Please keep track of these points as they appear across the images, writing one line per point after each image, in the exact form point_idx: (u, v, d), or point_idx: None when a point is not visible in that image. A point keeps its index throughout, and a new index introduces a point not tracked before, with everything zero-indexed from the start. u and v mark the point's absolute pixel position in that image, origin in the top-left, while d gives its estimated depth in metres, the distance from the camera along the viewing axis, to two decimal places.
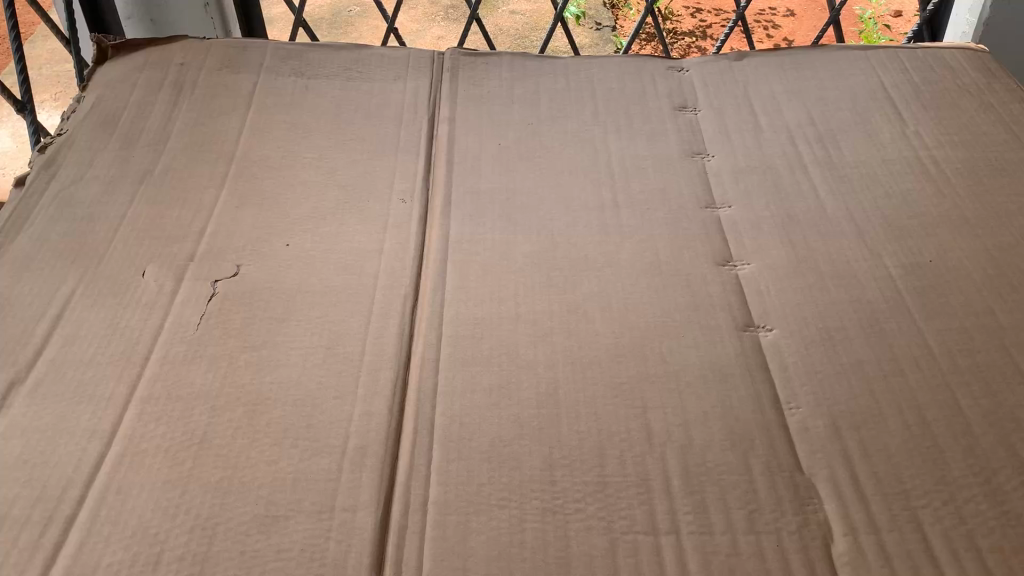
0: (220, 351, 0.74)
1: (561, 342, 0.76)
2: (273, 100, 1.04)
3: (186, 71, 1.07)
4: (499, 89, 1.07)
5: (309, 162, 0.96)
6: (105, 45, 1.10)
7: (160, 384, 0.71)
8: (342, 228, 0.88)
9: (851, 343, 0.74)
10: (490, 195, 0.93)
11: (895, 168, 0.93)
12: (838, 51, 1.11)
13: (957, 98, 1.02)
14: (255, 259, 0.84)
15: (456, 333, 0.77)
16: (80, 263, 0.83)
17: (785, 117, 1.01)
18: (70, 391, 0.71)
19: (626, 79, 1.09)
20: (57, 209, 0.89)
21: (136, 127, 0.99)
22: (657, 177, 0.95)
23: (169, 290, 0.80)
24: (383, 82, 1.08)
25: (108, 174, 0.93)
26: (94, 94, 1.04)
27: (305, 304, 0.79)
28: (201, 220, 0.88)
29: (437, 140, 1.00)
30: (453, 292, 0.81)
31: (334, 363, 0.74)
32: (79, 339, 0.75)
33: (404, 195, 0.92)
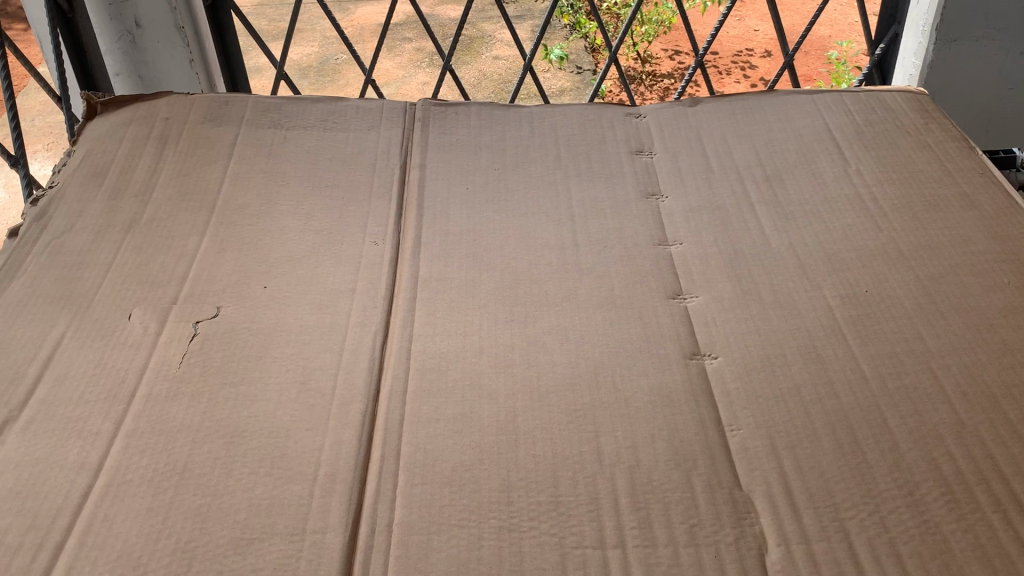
0: (201, 387, 0.79)
1: (521, 373, 0.81)
2: (253, 150, 1.10)
3: (171, 124, 1.14)
4: (467, 136, 1.13)
5: (287, 209, 1.02)
6: (95, 101, 1.16)
7: (144, 419, 0.76)
8: (317, 270, 0.94)
9: (790, 369, 0.80)
10: (457, 237, 0.98)
11: (836, 204, 0.99)
12: (786, 95, 1.18)
13: (896, 138, 1.09)
14: (235, 301, 0.89)
15: (422, 366, 0.82)
16: (70, 308, 0.88)
17: (735, 159, 1.08)
18: (61, 428, 0.76)
19: (587, 126, 1.16)
20: (49, 257, 0.94)
21: (123, 179, 1.05)
22: (615, 217, 1.00)
23: (154, 331, 0.85)
24: (358, 132, 1.14)
25: (97, 223, 0.99)
26: (83, 148, 1.10)
27: (282, 342, 0.85)
28: (184, 265, 0.94)
29: (408, 185, 1.06)
30: (420, 328, 0.86)
31: (307, 397, 0.79)
32: (69, 379, 0.80)
33: (376, 238, 0.98)
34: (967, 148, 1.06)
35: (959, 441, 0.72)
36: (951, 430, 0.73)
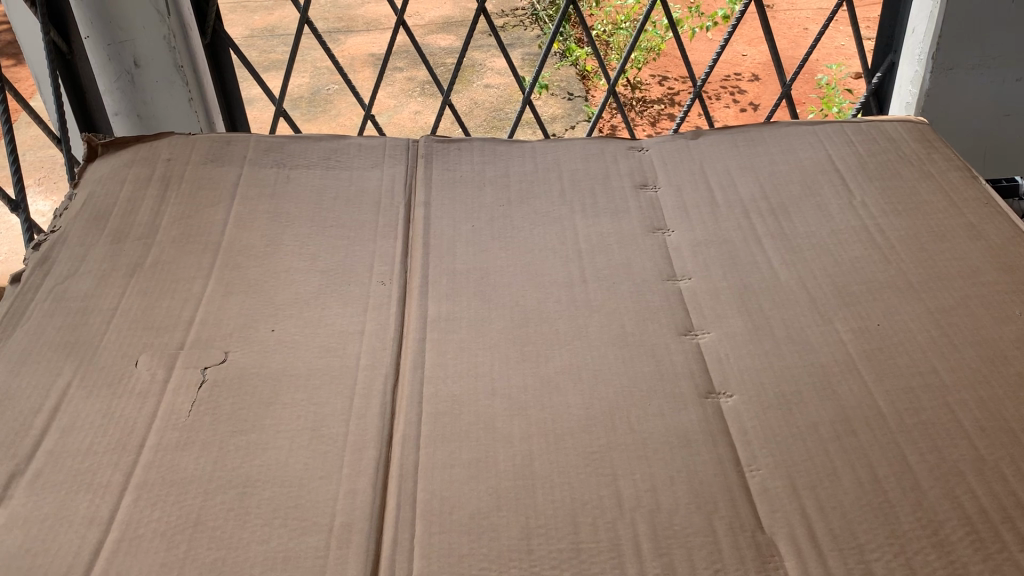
0: (211, 435, 0.78)
1: (536, 414, 0.80)
2: (256, 191, 1.10)
3: (173, 165, 1.13)
4: (471, 173, 1.13)
5: (292, 250, 1.01)
6: (96, 143, 1.16)
7: (155, 470, 0.75)
8: (324, 312, 0.93)
9: (807, 406, 0.79)
10: (465, 275, 0.98)
11: (843, 237, 0.99)
12: (788, 127, 1.18)
13: (899, 168, 1.09)
14: (242, 346, 0.88)
15: (435, 409, 0.81)
16: (75, 355, 0.87)
17: (740, 191, 1.08)
18: (69, 481, 0.74)
19: (590, 160, 1.16)
20: (52, 304, 0.93)
21: (126, 222, 1.04)
22: (622, 252, 1.00)
23: (161, 378, 0.84)
24: (361, 170, 1.14)
25: (101, 268, 0.98)
26: (85, 191, 1.09)
27: (292, 387, 0.84)
28: (190, 309, 0.93)
29: (413, 223, 1.05)
30: (431, 370, 0.85)
31: (320, 443, 0.78)
32: (76, 430, 0.79)
33: (383, 278, 0.97)
34: (970, 178, 1.07)
35: (980, 478, 0.72)
36: (972, 467, 0.73)
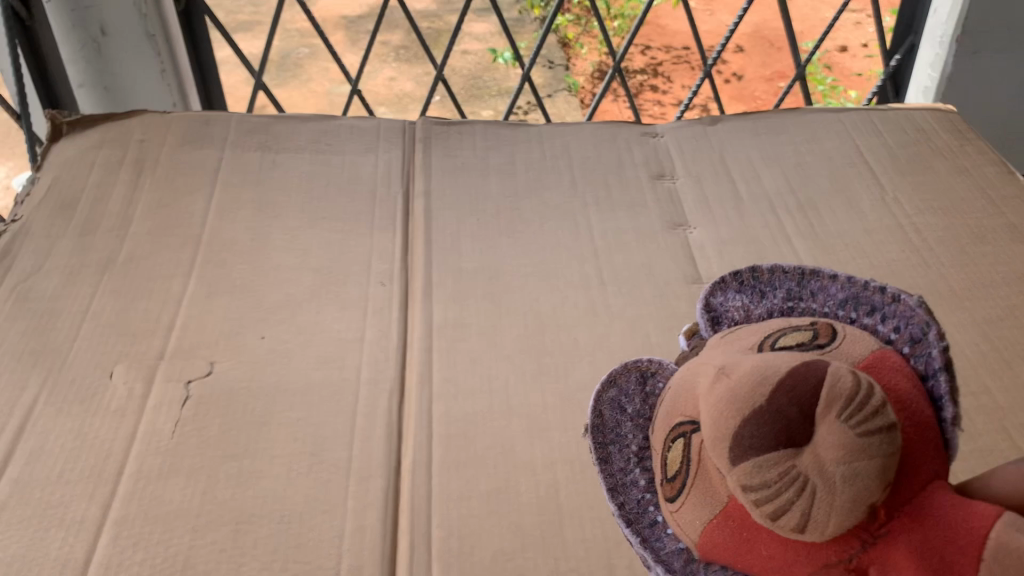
0: (199, 462, 0.70)
1: (558, 438, 0.73)
2: (240, 178, 1.00)
3: (147, 148, 1.03)
4: (473, 159, 1.05)
5: (282, 246, 0.93)
6: (61, 121, 1.05)
7: (135, 504, 0.67)
8: (320, 317, 0.85)
9: None
10: (472, 275, 0.90)
11: (878, 237, 0.93)
12: (811, 113, 1.11)
13: (932, 162, 1.02)
14: (230, 355, 0.80)
15: (447, 432, 0.73)
16: (42, 366, 0.78)
17: (764, 185, 1.00)
18: (38, 516, 0.66)
19: (602, 147, 1.08)
20: (15, 305, 0.84)
21: (95, 212, 0.95)
22: (641, 251, 0.93)
23: (140, 394, 0.76)
24: (354, 155, 1.05)
25: (68, 264, 0.88)
26: (49, 175, 0.99)
27: (288, 404, 0.75)
28: (170, 312, 0.84)
29: (414, 215, 0.97)
30: (440, 385, 0.78)
31: (321, 472, 0.70)
32: (44, 455, 0.70)
33: (383, 277, 0.89)
34: (1008, 173, 1.00)
35: None
36: None
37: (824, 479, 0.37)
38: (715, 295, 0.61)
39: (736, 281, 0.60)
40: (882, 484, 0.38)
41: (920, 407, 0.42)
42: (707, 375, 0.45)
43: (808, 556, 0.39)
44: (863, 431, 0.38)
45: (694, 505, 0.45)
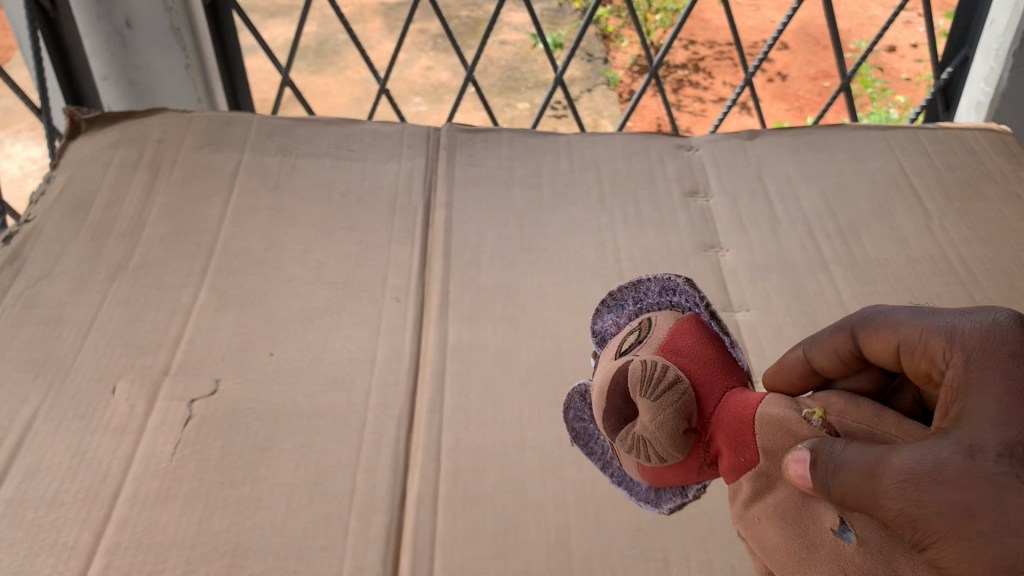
0: (197, 488, 0.67)
1: (572, 477, 0.69)
2: (258, 183, 0.98)
3: (164, 149, 1.01)
4: (498, 169, 1.01)
5: (297, 256, 0.90)
6: (79, 118, 1.03)
7: (129, 530, 0.64)
8: (331, 334, 0.82)
9: None
10: (491, 293, 0.86)
11: (921, 267, 0.88)
12: (854, 131, 1.06)
13: (982, 187, 0.97)
14: (237, 373, 0.77)
15: (456, 465, 0.70)
16: (43, 377, 0.76)
17: (802, 207, 0.96)
18: (28, 540, 0.63)
19: (633, 160, 1.03)
20: (21, 312, 0.82)
21: (109, 215, 0.93)
22: (670, 273, 0.88)
23: (142, 411, 0.73)
24: (376, 162, 1.02)
25: (78, 270, 0.86)
26: (64, 175, 0.97)
27: (293, 428, 0.73)
28: (178, 324, 0.82)
29: (434, 227, 0.93)
30: (451, 413, 0.74)
31: (322, 504, 0.67)
32: (39, 473, 0.68)
33: (398, 293, 0.86)
34: None
35: None
36: None
37: (648, 433, 0.59)
38: (596, 322, 0.75)
39: (606, 305, 0.74)
40: (683, 415, 0.57)
41: (702, 356, 0.61)
42: (612, 390, 0.64)
43: (682, 473, 0.60)
44: (657, 395, 0.58)
45: (628, 467, 0.64)
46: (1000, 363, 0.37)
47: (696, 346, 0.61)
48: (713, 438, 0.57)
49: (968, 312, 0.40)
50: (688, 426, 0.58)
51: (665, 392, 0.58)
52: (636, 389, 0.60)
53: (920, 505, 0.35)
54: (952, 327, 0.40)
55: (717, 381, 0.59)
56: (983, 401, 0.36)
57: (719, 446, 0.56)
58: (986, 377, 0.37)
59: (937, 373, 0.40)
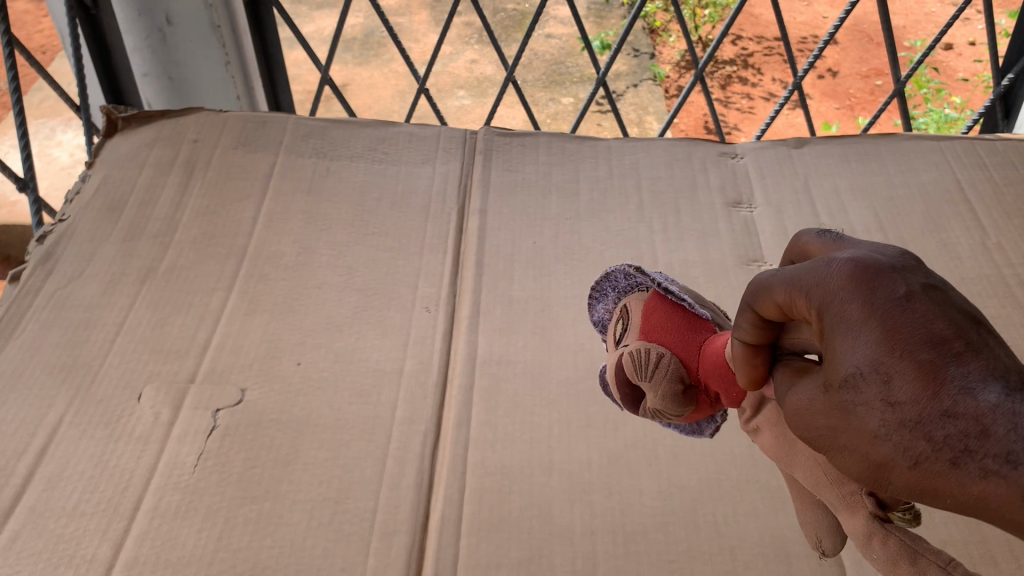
0: (218, 502, 0.66)
1: (601, 502, 0.67)
2: (292, 185, 0.97)
3: (199, 149, 1.00)
4: (535, 176, 0.99)
5: (328, 262, 0.88)
6: (116, 116, 1.03)
7: (148, 545, 0.63)
8: (359, 344, 0.80)
9: None
10: (523, 305, 0.84)
11: (976, 288, 0.83)
12: (908, 141, 1.01)
13: None
14: (263, 382, 0.76)
15: (481, 486, 0.68)
16: (70, 382, 0.75)
17: (851, 220, 0.92)
18: (48, 551, 0.63)
19: (674, 167, 1.00)
20: (51, 313, 0.81)
21: (142, 216, 0.92)
22: (709, 288, 0.85)
23: (166, 420, 0.72)
24: (411, 166, 1.00)
25: (109, 272, 0.86)
26: (99, 174, 0.97)
27: (316, 441, 0.71)
28: (206, 331, 0.81)
29: (467, 234, 0.91)
30: (478, 430, 0.72)
31: (343, 523, 0.65)
32: (61, 481, 0.67)
33: (428, 302, 0.84)
34: None
35: None
36: None
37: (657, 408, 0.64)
38: (593, 311, 0.77)
39: (593, 296, 0.77)
40: (677, 380, 0.63)
41: (672, 325, 0.65)
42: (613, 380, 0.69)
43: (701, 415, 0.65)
44: (652, 379, 0.63)
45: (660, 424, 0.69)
46: (845, 293, 0.38)
47: (662, 320, 0.66)
48: (708, 387, 0.62)
49: (816, 264, 0.41)
50: (684, 386, 0.63)
51: (654, 371, 0.63)
52: (633, 375, 0.65)
53: (811, 434, 0.39)
54: (798, 275, 0.41)
55: (691, 339, 0.64)
56: (835, 332, 0.38)
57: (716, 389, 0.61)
58: (835, 309, 0.38)
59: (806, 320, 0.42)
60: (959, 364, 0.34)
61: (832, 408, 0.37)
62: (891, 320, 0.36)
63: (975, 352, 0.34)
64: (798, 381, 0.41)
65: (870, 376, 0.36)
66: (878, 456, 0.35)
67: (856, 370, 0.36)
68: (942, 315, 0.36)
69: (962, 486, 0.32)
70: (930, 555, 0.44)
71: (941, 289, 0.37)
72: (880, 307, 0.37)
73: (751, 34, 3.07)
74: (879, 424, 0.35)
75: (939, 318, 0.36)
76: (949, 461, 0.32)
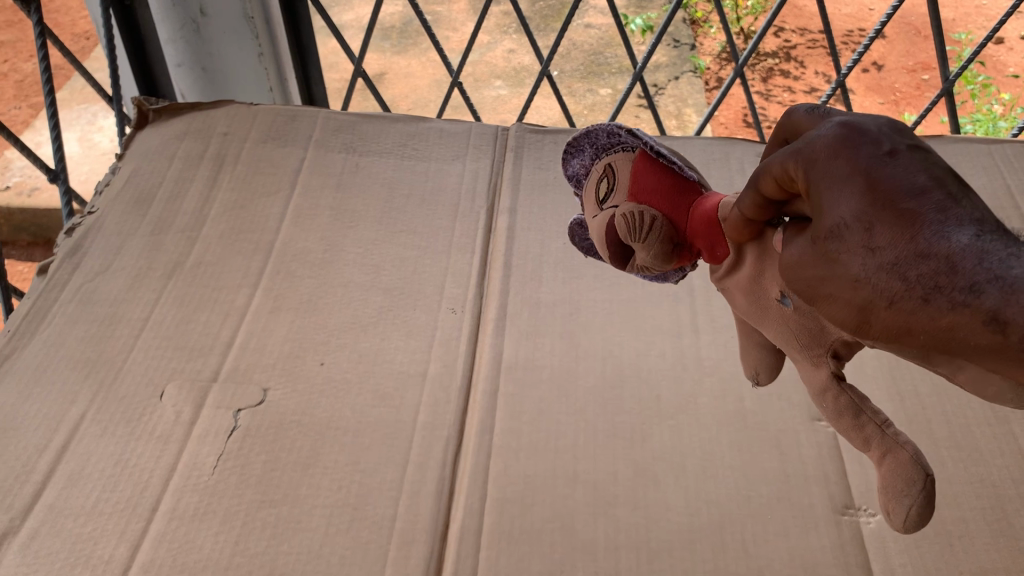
0: (236, 506, 0.65)
1: (625, 516, 0.65)
2: (320, 181, 0.96)
3: (229, 142, 1.00)
4: (566, 175, 0.97)
5: (354, 260, 0.87)
6: (147, 108, 1.03)
7: (165, 547, 0.63)
8: (383, 345, 0.79)
9: (973, 543, 0.62)
10: (551, 308, 0.82)
11: None
12: (956, 144, 0.98)
13: None
14: (286, 382, 0.75)
15: (502, 495, 0.66)
16: (94, 378, 0.75)
17: None
18: (66, 550, 0.62)
19: (710, 168, 0.98)
20: (77, 307, 0.81)
21: (170, 210, 0.91)
22: None
23: (187, 419, 0.72)
24: (440, 163, 0.99)
25: (136, 266, 0.85)
26: (129, 167, 0.97)
27: (337, 445, 0.70)
28: (230, 328, 0.80)
29: (496, 234, 0.90)
30: (501, 437, 0.71)
31: (361, 530, 0.64)
32: (81, 479, 0.67)
33: (454, 304, 0.83)
34: None
35: None
36: None
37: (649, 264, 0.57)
38: (567, 167, 0.67)
39: (568, 150, 0.66)
40: (666, 244, 0.55)
41: (664, 185, 0.56)
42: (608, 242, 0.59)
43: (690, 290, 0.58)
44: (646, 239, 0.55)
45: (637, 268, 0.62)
46: (827, 155, 0.37)
47: (647, 176, 0.57)
48: (696, 246, 0.56)
49: (807, 137, 0.39)
50: (673, 246, 0.56)
51: (648, 233, 0.55)
52: (625, 235, 0.57)
53: (801, 281, 0.37)
54: (793, 152, 0.40)
55: (680, 201, 0.56)
56: (821, 188, 0.37)
57: (705, 250, 0.55)
58: (823, 168, 0.37)
59: (799, 190, 0.40)
60: (942, 211, 0.32)
61: (817, 259, 0.36)
62: (873, 174, 0.35)
63: (957, 199, 0.33)
64: (792, 239, 0.40)
65: (855, 223, 0.34)
66: (859, 301, 0.34)
67: (841, 222, 0.35)
68: (927, 168, 0.34)
69: (936, 320, 0.31)
70: (870, 413, 0.47)
71: (925, 149, 0.36)
72: (866, 162, 0.35)
73: (794, 25, 3.00)
74: (867, 267, 0.33)
75: (922, 170, 0.34)
76: (922, 299, 0.31)
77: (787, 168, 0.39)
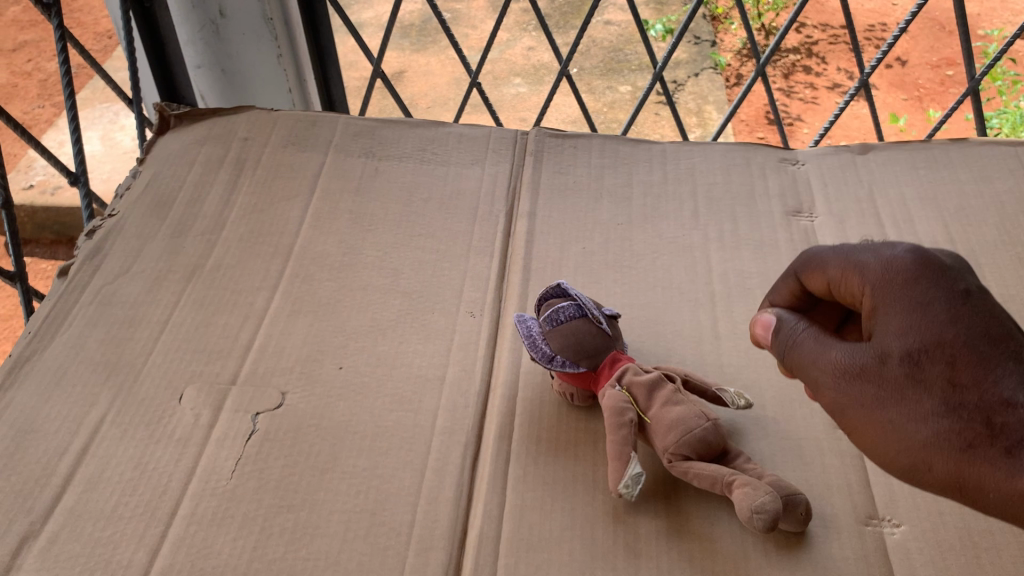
0: (254, 510, 0.65)
1: (645, 525, 0.64)
2: (339, 184, 0.96)
3: (249, 146, 1.00)
4: (586, 178, 0.97)
5: (373, 263, 0.87)
6: (167, 113, 1.03)
7: (183, 551, 0.63)
8: (402, 349, 0.79)
9: (1001, 555, 0.61)
10: None
11: None
12: (982, 145, 0.96)
13: None
14: (304, 386, 0.75)
15: (521, 502, 0.66)
16: (114, 381, 0.75)
17: (918, 229, 0.88)
18: (85, 554, 0.62)
19: (731, 173, 0.97)
20: (98, 310, 0.81)
21: (190, 213, 0.92)
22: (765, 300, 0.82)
23: (206, 423, 0.72)
24: (459, 166, 0.98)
25: (156, 269, 0.86)
26: (150, 170, 0.97)
27: (355, 450, 0.70)
28: (249, 331, 0.80)
29: (515, 238, 0.89)
30: (520, 444, 0.70)
31: (379, 536, 0.64)
32: (101, 483, 0.67)
33: (473, 308, 0.82)
34: None
35: None
36: None
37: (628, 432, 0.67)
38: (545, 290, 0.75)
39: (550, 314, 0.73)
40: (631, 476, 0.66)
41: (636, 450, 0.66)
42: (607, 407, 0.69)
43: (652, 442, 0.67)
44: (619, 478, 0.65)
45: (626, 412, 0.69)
46: (900, 292, 0.51)
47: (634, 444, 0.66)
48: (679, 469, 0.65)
49: (883, 256, 0.53)
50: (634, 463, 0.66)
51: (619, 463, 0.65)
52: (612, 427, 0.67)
53: (848, 399, 0.52)
54: (856, 260, 0.55)
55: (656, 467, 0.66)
56: (880, 310, 0.52)
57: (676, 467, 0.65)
58: (886, 293, 0.52)
59: (859, 301, 0.54)
60: (1007, 366, 0.47)
61: (887, 377, 0.50)
62: (933, 317, 0.49)
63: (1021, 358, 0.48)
64: (853, 345, 0.53)
65: (930, 352, 0.49)
66: (907, 373, 0.49)
67: (904, 348, 0.50)
68: (994, 318, 0.49)
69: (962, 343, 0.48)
70: (760, 513, 0.60)
71: (989, 305, 0.50)
72: (934, 301, 0.50)
73: (816, 21, 2.99)
74: (937, 405, 0.48)
75: (963, 282, 0.51)
76: (1003, 450, 0.46)
77: (852, 284, 0.54)
